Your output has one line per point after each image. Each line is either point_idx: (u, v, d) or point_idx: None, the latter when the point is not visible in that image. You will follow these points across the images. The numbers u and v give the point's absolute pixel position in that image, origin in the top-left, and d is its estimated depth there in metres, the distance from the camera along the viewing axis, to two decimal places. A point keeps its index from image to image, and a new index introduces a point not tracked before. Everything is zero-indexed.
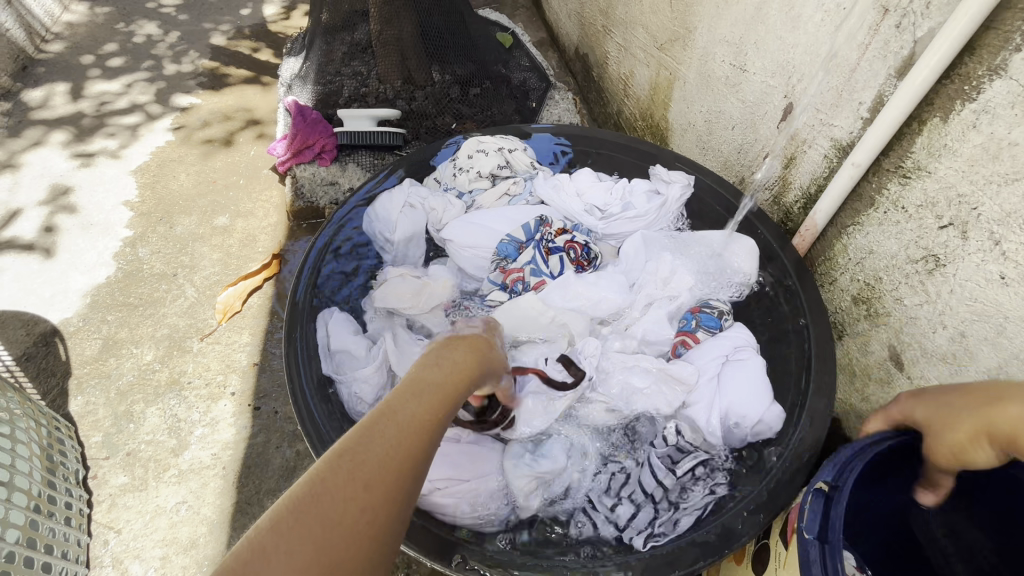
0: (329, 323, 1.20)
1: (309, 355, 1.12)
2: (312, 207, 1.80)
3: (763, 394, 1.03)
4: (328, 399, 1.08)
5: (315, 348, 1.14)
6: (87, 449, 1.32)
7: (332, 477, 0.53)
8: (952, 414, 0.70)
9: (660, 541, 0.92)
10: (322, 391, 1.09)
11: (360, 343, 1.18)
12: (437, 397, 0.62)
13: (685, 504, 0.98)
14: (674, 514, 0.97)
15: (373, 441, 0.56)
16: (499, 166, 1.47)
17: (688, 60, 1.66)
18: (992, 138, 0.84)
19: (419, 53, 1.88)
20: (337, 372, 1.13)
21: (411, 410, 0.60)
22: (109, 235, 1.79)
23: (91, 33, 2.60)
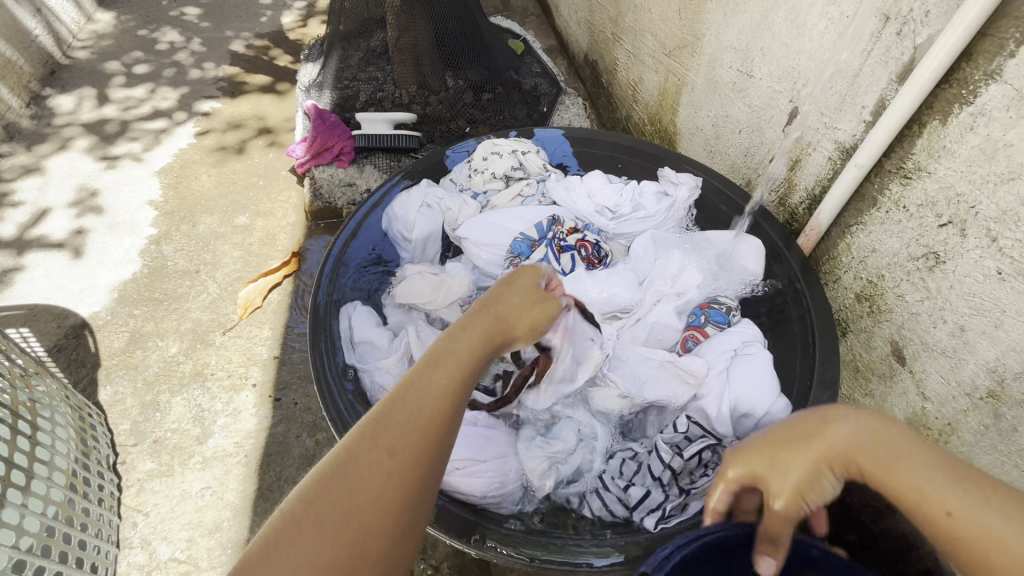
0: (351, 316, 1.25)
1: (333, 343, 1.18)
2: (330, 207, 1.86)
3: (770, 386, 1.07)
4: (351, 385, 1.13)
5: (339, 341, 1.20)
6: (116, 436, 1.38)
7: (359, 452, 0.59)
8: (781, 458, 0.63)
9: (671, 522, 0.97)
10: (345, 376, 1.14)
11: (381, 335, 1.23)
12: (447, 369, 0.67)
13: (695, 489, 1.00)
14: (684, 498, 0.99)
15: (389, 418, 0.61)
16: (513, 168, 1.52)
17: (696, 66, 1.71)
18: (988, 140, 0.88)
19: (434, 59, 1.99)
20: (359, 362, 1.18)
21: (422, 385, 0.64)
22: (135, 233, 1.86)
23: (117, 40, 2.69)
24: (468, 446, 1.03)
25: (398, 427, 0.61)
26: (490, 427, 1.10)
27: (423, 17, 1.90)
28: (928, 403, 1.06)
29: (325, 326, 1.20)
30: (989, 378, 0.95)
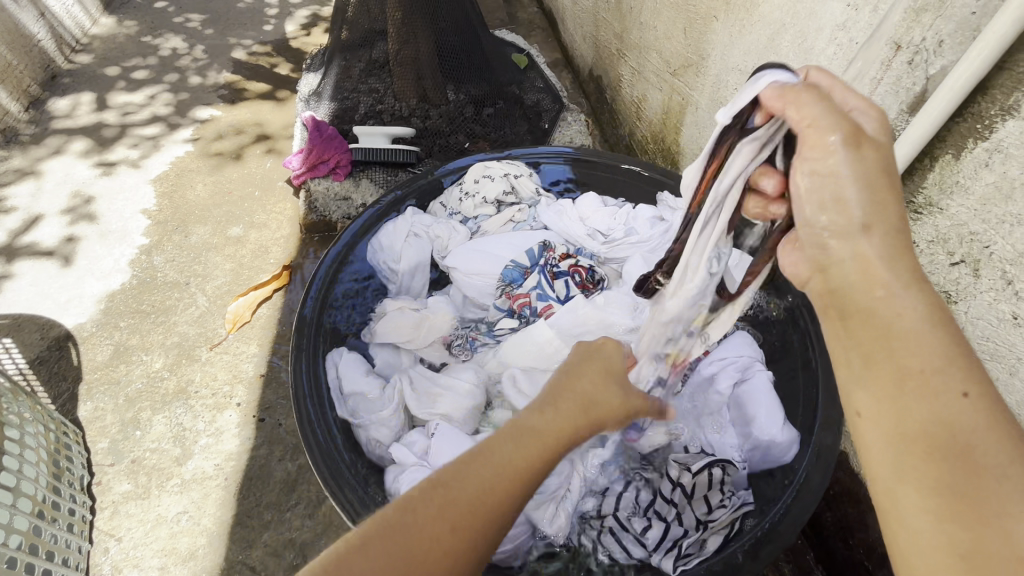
0: (339, 364, 1.18)
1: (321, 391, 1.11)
2: (325, 220, 1.83)
3: (776, 415, 1.05)
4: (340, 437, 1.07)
5: (326, 388, 1.13)
6: (94, 455, 1.34)
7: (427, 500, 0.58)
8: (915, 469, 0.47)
9: (689, 564, 0.91)
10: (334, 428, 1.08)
11: (372, 386, 1.18)
12: (534, 444, 0.64)
13: (714, 521, 0.95)
14: (702, 533, 0.95)
15: (463, 482, 0.60)
16: (505, 193, 1.47)
17: (701, 86, 1.68)
18: (1004, 178, 0.83)
19: (435, 71, 1.92)
20: (353, 416, 1.13)
21: (509, 452, 0.63)
22: (126, 242, 1.83)
23: (120, 45, 2.69)
24: None
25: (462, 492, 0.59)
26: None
27: (425, 31, 1.81)
28: None
29: (309, 365, 1.13)
30: None
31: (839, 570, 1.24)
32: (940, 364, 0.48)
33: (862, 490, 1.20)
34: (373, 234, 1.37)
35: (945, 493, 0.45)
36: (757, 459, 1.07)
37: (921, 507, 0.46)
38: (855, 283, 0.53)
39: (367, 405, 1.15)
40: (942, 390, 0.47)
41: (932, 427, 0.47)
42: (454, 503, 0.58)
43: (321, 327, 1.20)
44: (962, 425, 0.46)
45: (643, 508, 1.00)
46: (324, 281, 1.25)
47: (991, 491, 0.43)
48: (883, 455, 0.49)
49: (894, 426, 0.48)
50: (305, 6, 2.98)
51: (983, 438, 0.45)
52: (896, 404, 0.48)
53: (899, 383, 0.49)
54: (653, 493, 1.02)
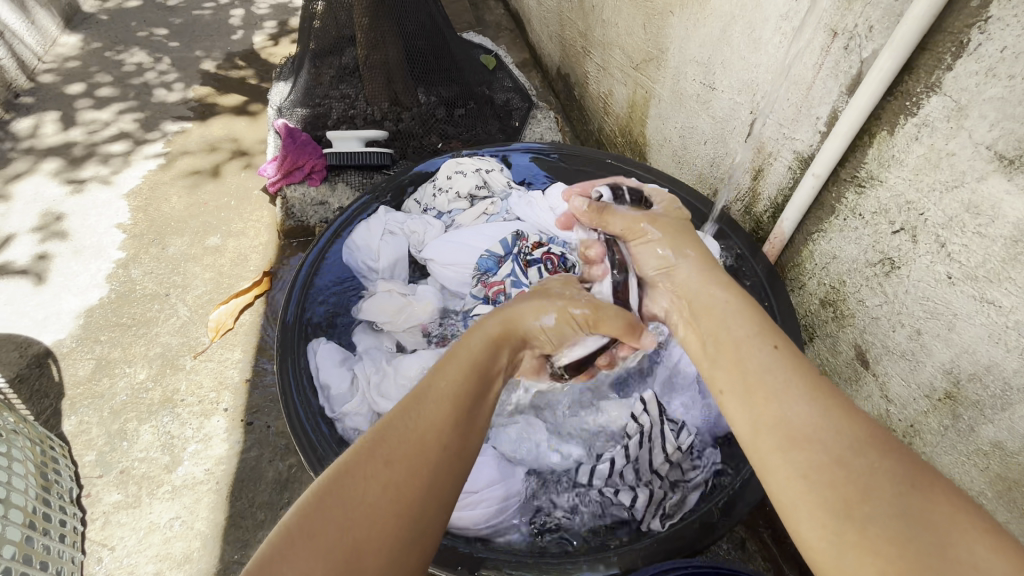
0: (317, 354, 1.19)
1: (304, 385, 1.13)
2: (303, 225, 1.86)
3: None
4: (327, 430, 1.08)
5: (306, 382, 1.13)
6: (81, 468, 1.34)
7: (361, 465, 0.61)
8: (817, 449, 0.60)
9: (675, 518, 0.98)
10: (322, 421, 1.09)
11: (342, 378, 1.16)
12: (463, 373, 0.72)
13: (688, 481, 1.02)
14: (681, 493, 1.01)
15: (406, 418, 0.66)
16: (476, 187, 1.51)
17: (662, 79, 1.74)
18: (932, 149, 0.91)
19: (405, 77, 1.96)
20: (330, 409, 1.12)
21: (441, 386, 0.69)
22: (102, 257, 1.83)
23: (84, 62, 2.66)
24: None
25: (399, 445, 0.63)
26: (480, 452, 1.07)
27: (393, 36, 1.84)
28: (891, 404, 1.09)
29: (292, 363, 1.15)
30: (945, 379, 0.97)
31: None
32: (811, 412, 0.63)
33: None
34: (347, 233, 1.39)
35: (840, 508, 0.55)
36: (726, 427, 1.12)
37: (788, 463, 0.61)
38: (837, 449, 0.59)
39: (338, 399, 1.14)
40: (770, 359, 0.70)
41: (824, 428, 0.61)
42: (391, 432, 0.64)
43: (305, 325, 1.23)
44: (918, 503, 0.54)
45: (617, 473, 1.04)
46: (303, 283, 1.28)
47: (918, 523, 0.52)
48: (825, 446, 0.59)
49: (900, 467, 0.57)
50: (271, 16, 2.99)
51: (925, 493, 0.54)
52: (851, 420, 0.61)
53: (787, 427, 0.63)
54: (624, 459, 1.04)
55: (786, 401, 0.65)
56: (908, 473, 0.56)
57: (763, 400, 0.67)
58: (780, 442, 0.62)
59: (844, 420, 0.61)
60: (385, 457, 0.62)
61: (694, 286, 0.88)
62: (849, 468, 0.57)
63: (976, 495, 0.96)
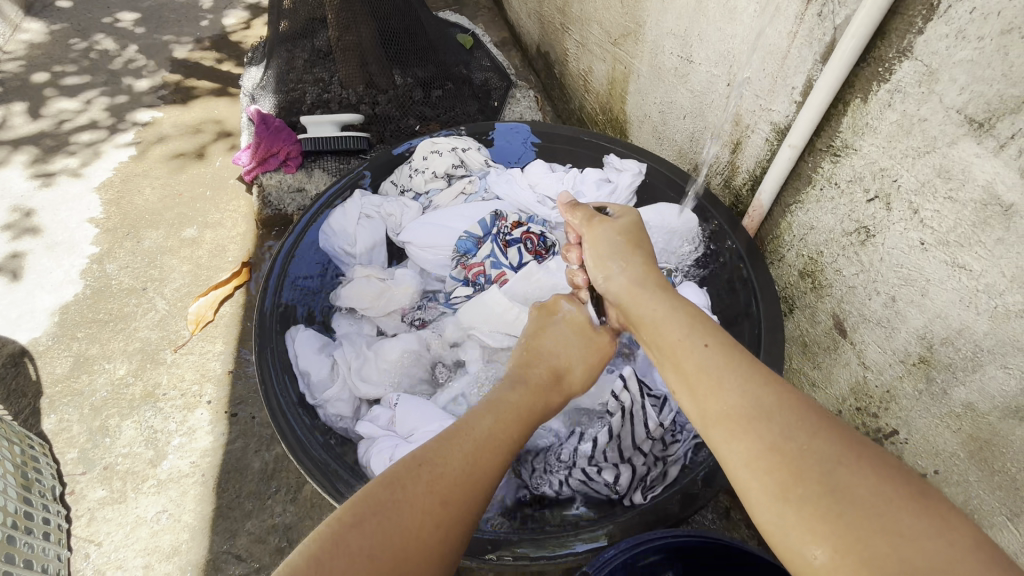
0: (296, 341, 1.18)
1: (284, 373, 1.11)
2: (281, 214, 1.85)
3: None
4: (308, 417, 1.07)
5: (286, 369, 1.13)
6: (63, 466, 1.33)
7: (407, 489, 0.63)
8: (757, 435, 0.60)
9: (657, 491, 0.99)
10: (303, 409, 1.08)
11: (322, 364, 1.17)
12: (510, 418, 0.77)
13: (670, 455, 1.03)
14: (662, 466, 1.02)
15: (451, 448, 0.68)
16: (453, 166, 1.49)
17: (640, 54, 1.72)
18: (904, 115, 0.90)
19: (380, 56, 1.92)
20: (311, 396, 1.12)
21: (487, 425, 0.73)
22: (75, 252, 1.78)
23: (47, 51, 2.57)
24: None
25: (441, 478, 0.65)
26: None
27: (365, 16, 1.80)
28: (868, 371, 1.10)
29: (271, 351, 1.13)
30: (919, 345, 0.98)
31: None
32: (749, 400, 0.63)
33: None
34: (323, 218, 1.37)
35: (778, 493, 0.56)
36: None
37: (736, 454, 0.61)
38: (780, 435, 0.59)
39: (319, 385, 1.14)
40: (707, 357, 0.71)
41: (760, 414, 0.62)
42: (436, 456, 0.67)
43: (282, 312, 1.21)
44: (853, 479, 0.55)
45: (600, 452, 1.02)
46: (280, 270, 1.25)
47: (855, 498, 0.53)
48: (764, 434, 0.60)
49: (836, 445, 0.58)
50: None
51: (861, 468, 0.55)
52: (780, 405, 0.61)
53: (730, 416, 0.63)
54: (608, 437, 1.02)
55: (725, 394, 0.65)
56: (844, 450, 0.57)
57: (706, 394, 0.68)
58: (728, 432, 0.63)
59: (779, 404, 0.62)
60: (429, 481, 0.64)
61: (624, 296, 0.89)
62: (787, 452, 0.58)
63: (949, 456, 0.98)
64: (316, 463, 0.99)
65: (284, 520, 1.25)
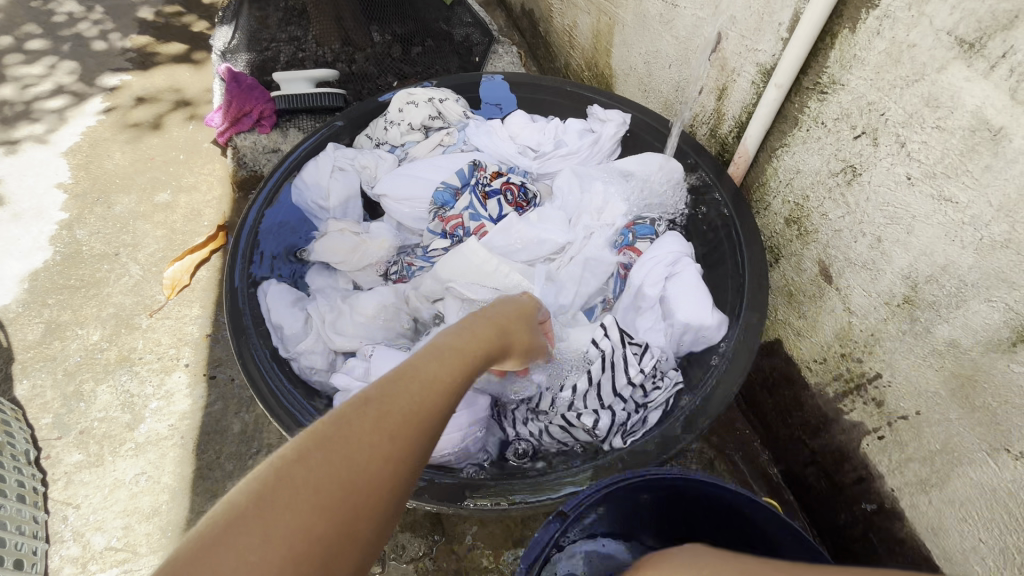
0: (267, 294, 1.14)
1: (256, 327, 1.08)
2: (256, 175, 1.76)
3: (707, 299, 1.09)
4: (282, 370, 1.05)
5: (258, 322, 1.09)
6: (38, 431, 1.30)
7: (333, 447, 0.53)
8: None
9: (636, 435, 0.97)
10: (277, 362, 1.06)
11: (296, 318, 1.14)
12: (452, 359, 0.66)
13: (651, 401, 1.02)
14: (643, 412, 1.01)
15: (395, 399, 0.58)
16: (430, 118, 1.44)
17: (625, 2, 1.65)
18: (893, 43, 0.86)
19: (356, 11, 1.94)
20: (284, 349, 1.09)
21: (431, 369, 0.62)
22: (43, 218, 1.73)
23: (7, 12, 2.45)
24: None
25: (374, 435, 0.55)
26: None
27: None
28: (853, 315, 1.09)
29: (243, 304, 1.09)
30: (903, 285, 0.96)
31: (779, 448, 1.32)
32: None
33: (795, 370, 1.26)
34: (297, 171, 1.32)
35: None
36: (688, 346, 1.11)
37: None
38: None
39: (292, 338, 1.12)
40: None
41: None
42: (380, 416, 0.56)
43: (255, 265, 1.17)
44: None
45: (580, 399, 1.01)
46: (251, 222, 1.21)
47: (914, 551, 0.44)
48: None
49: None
50: None
51: None
52: None
53: None
54: (587, 384, 1.02)
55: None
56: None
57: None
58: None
59: None
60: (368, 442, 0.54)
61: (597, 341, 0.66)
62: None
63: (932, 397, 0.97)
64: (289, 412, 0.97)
65: None
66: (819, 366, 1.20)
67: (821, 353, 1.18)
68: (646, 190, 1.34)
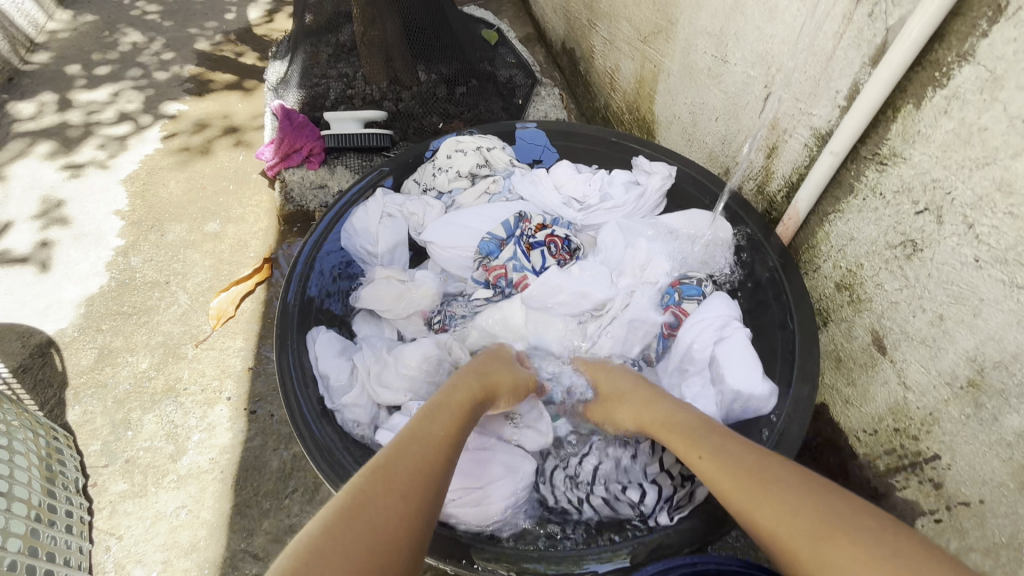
0: (316, 343, 1.17)
1: (304, 375, 1.10)
2: (303, 210, 1.82)
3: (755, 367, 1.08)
4: (328, 420, 1.07)
5: (307, 370, 1.12)
6: (86, 458, 1.34)
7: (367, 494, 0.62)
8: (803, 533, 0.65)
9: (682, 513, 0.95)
10: (322, 411, 1.08)
11: (341, 367, 1.15)
12: (447, 416, 0.77)
13: (698, 475, 0.98)
14: (689, 487, 0.98)
15: (404, 458, 0.67)
16: (478, 166, 1.47)
17: (671, 53, 1.67)
18: (962, 124, 0.85)
19: (405, 54, 1.90)
20: (331, 399, 1.11)
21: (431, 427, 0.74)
22: (101, 244, 1.80)
23: (77, 42, 2.60)
24: (461, 474, 0.97)
25: (397, 480, 0.64)
26: (483, 446, 1.03)
27: (390, 11, 1.78)
28: (909, 391, 1.05)
29: (293, 352, 1.13)
30: (968, 367, 0.93)
31: None
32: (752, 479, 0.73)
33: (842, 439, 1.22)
34: (346, 216, 1.36)
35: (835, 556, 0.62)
36: (735, 415, 1.09)
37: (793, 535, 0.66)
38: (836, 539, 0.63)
39: (339, 389, 1.13)
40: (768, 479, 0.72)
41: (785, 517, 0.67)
42: (398, 467, 0.66)
43: (305, 312, 1.20)
44: (865, 547, 0.60)
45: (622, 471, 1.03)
46: (302, 268, 1.25)
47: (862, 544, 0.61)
48: (760, 510, 0.70)
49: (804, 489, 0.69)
50: None
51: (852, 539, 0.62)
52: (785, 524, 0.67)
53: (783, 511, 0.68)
54: (630, 457, 1.02)
55: (732, 470, 0.75)
56: (822, 518, 0.65)
57: (711, 468, 0.77)
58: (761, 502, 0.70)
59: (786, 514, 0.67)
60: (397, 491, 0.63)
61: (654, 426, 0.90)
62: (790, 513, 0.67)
63: (997, 486, 0.93)
64: (333, 466, 0.98)
65: (301, 521, 1.25)
66: (870, 438, 1.15)
67: (873, 424, 1.14)
68: (692, 246, 1.33)
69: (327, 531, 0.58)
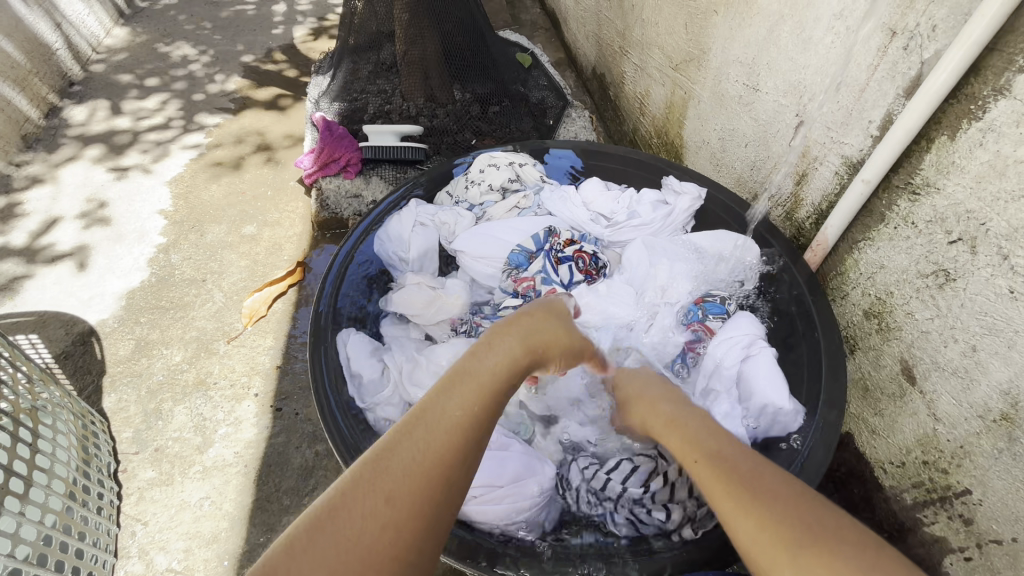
0: (348, 344, 1.20)
1: (334, 374, 1.13)
2: (336, 217, 1.87)
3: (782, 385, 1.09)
4: (357, 418, 1.09)
5: (337, 372, 1.14)
6: (118, 444, 1.39)
7: (365, 483, 0.57)
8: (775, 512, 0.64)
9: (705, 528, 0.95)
10: (352, 411, 1.10)
11: (373, 368, 1.20)
12: (472, 391, 0.68)
13: None
14: (710, 501, 0.99)
15: (408, 444, 0.61)
16: (509, 180, 1.52)
17: (703, 80, 1.70)
18: (998, 156, 0.86)
19: (442, 72, 1.96)
20: (361, 398, 1.13)
21: (449, 406, 0.65)
22: (144, 241, 1.89)
23: (134, 53, 2.76)
24: (483, 470, 1.00)
25: (400, 465, 0.59)
26: (504, 448, 1.07)
27: (431, 32, 1.84)
28: (939, 423, 1.03)
29: (323, 352, 1.17)
30: (1002, 400, 0.92)
31: None
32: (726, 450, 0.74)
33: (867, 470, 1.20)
34: (380, 225, 1.40)
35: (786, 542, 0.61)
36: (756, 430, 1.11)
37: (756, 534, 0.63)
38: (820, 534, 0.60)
39: (370, 389, 1.16)
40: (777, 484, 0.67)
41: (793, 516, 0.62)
42: (395, 457, 0.60)
43: (337, 317, 1.24)
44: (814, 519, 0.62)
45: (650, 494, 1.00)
46: (335, 274, 1.29)
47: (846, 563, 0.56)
48: (755, 536, 0.63)
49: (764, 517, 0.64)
50: (312, 13, 3.05)
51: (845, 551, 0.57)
52: (801, 503, 0.64)
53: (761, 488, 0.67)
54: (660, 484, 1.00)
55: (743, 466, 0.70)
56: (782, 523, 0.62)
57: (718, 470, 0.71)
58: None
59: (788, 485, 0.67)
60: (388, 487, 0.57)
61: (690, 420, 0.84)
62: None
63: None
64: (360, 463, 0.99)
65: None
66: (897, 470, 1.13)
67: (900, 456, 1.13)
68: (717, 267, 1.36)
69: (327, 508, 0.55)
